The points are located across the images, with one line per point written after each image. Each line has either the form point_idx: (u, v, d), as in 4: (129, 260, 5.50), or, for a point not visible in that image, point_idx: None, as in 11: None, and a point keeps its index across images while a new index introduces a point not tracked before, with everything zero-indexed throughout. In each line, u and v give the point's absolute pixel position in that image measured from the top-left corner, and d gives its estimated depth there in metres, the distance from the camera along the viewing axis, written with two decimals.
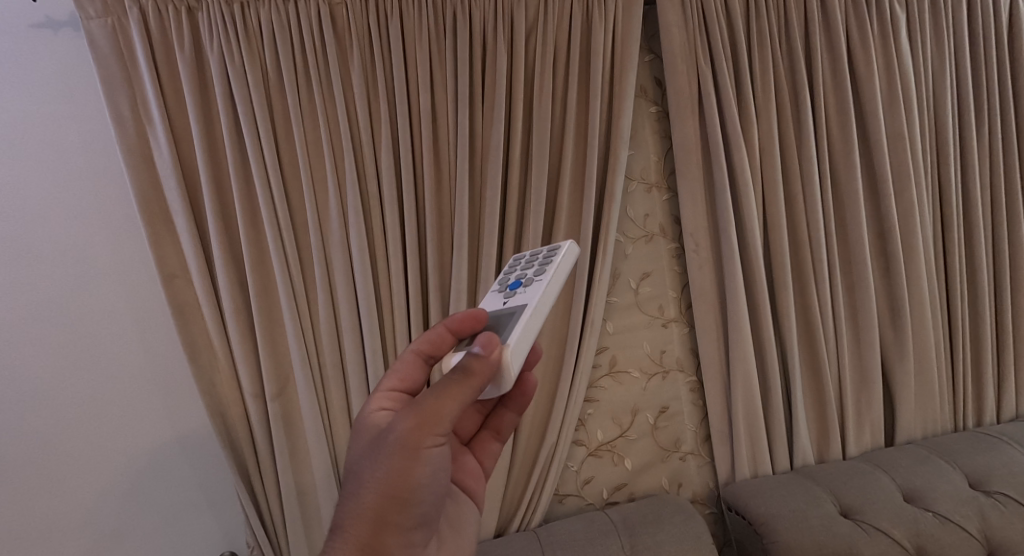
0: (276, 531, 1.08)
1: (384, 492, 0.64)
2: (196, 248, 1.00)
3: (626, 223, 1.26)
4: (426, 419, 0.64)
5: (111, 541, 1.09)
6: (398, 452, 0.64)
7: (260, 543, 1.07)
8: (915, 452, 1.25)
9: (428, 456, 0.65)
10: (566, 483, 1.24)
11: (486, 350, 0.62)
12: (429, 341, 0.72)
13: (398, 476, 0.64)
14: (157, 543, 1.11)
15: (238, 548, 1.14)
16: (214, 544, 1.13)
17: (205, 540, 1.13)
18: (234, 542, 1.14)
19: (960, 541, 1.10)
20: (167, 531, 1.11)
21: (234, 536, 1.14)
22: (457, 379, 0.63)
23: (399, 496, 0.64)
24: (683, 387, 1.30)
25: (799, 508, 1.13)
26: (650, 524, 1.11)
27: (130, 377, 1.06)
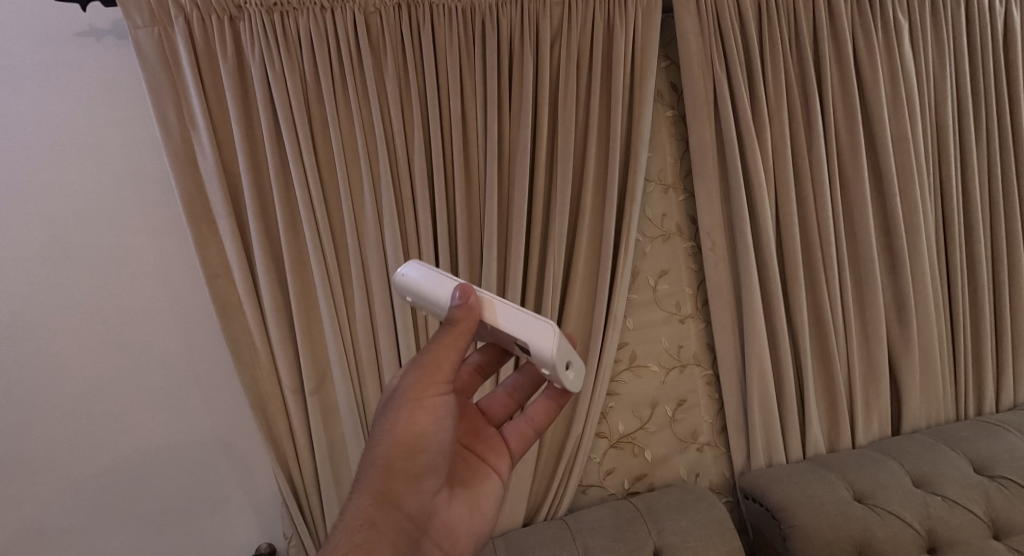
0: (315, 524, 1.12)
1: (393, 447, 0.71)
2: (239, 249, 1.03)
3: (644, 222, 1.31)
4: (431, 374, 0.73)
5: (154, 535, 1.12)
6: (404, 405, 0.72)
7: (299, 534, 1.11)
8: (922, 441, 1.31)
9: (434, 405, 0.73)
10: (589, 474, 1.29)
11: (464, 298, 0.71)
12: (440, 371, 0.73)
13: (406, 430, 0.71)
14: (197, 536, 1.14)
15: (275, 541, 1.17)
16: (253, 538, 1.17)
17: (244, 534, 1.16)
18: (272, 536, 1.17)
19: (968, 523, 1.16)
20: (207, 526, 1.14)
21: (272, 529, 1.17)
22: (446, 331, 0.72)
23: (407, 451, 0.71)
24: (699, 381, 1.35)
25: (815, 493, 1.19)
26: (675, 512, 1.16)
27: (172, 375, 1.10)
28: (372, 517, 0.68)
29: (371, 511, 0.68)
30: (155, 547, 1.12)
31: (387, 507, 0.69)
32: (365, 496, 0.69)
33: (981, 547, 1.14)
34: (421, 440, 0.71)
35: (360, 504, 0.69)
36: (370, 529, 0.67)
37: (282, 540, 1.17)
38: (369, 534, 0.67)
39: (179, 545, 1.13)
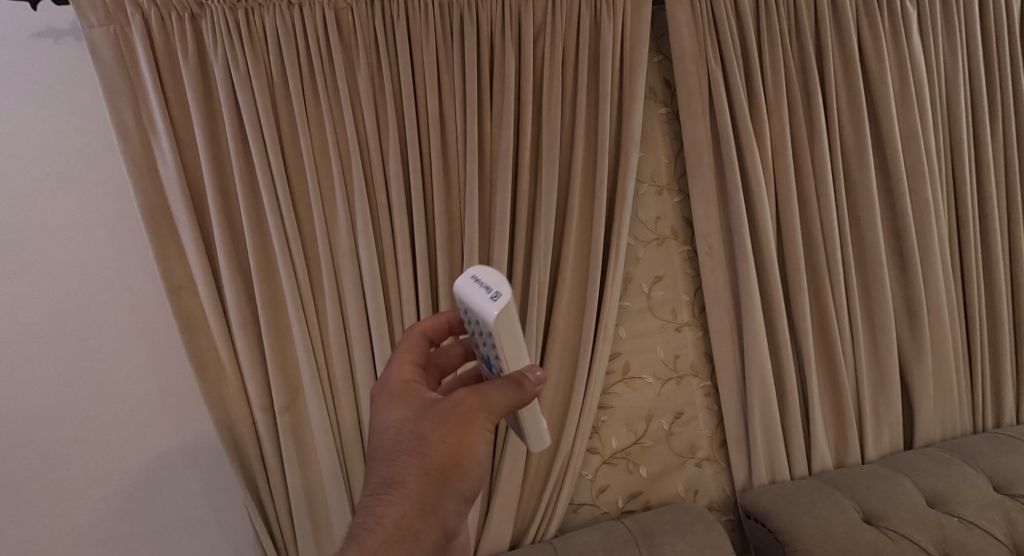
0: (289, 548, 1.06)
1: (440, 457, 0.65)
2: (202, 259, 0.98)
3: (637, 225, 1.24)
4: (487, 402, 0.66)
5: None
6: (451, 421, 0.66)
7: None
8: (937, 456, 1.23)
9: (484, 432, 0.66)
10: (581, 492, 1.22)
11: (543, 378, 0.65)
12: (488, 402, 0.65)
13: (455, 446, 0.65)
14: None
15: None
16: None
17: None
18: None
19: (987, 546, 1.09)
20: (177, 550, 1.09)
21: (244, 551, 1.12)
22: (510, 385, 0.64)
23: (454, 465, 0.65)
24: (698, 392, 1.28)
25: (821, 515, 1.11)
26: (671, 536, 1.09)
27: (137, 392, 1.04)
28: (408, 524, 0.63)
29: (407, 518, 0.63)
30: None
31: (424, 514, 0.64)
32: (405, 498, 0.64)
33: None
34: (466, 460, 0.65)
35: (395, 507, 0.63)
36: (406, 535, 0.62)
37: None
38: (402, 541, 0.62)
39: None
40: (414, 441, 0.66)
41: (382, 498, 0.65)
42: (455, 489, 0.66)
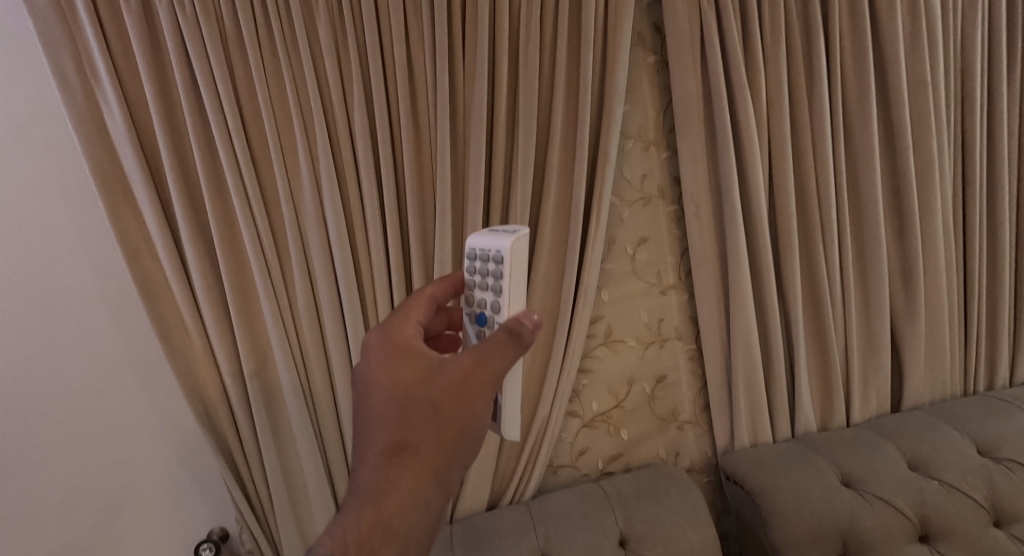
0: (265, 510, 1.06)
1: (442, 423, 0.63)
2: (161, 224, 0.94)
3: (622, 184, 1.18)
4: (484, 362, 0.64)
5: (96, 527, 1.04)
6: (451, 383, 0.63)
7: (248, 520, 1.05)
8: (923, 420, 1.21)
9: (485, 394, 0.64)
10: (561, 455, 1.22)
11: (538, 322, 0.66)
12: (486, 362, 0.64)
13: (456, 410, 0.63)
14: (139, 527, 1.06)
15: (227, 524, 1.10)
16: (201, 526, 1.09)
17: (192, 521, 1.09)
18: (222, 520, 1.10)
19: (965, 510, 1.08)
20: (154, 514, 1.07)
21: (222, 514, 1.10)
22: (502, 338, 0.65)
23: (456, 428, 0.63)
24: (682, 356, 1.26)
25: (799, 479, 1.11)
26: (646, 499, 1.09)
27: (102, 358, 1.00)
28: (412, 488, 0.62)
29: (410, 482, 0.62)
30: (96, 539, 1.05)
31: (428, 478, 0.62)
32: (408, 464, 0.62)
33: (978, 536, 1.07)
34: (468, 424, 0.63)
35: (398, 472, 0.62)
36: (411, 497, 0.61)
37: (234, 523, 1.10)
38: (408, 503, 0.61)
39: (121, 537, 1.06)
40: (425, 412, 0.63)
41: (381, 465, 0.62)
42: (457, 453, 0.64)
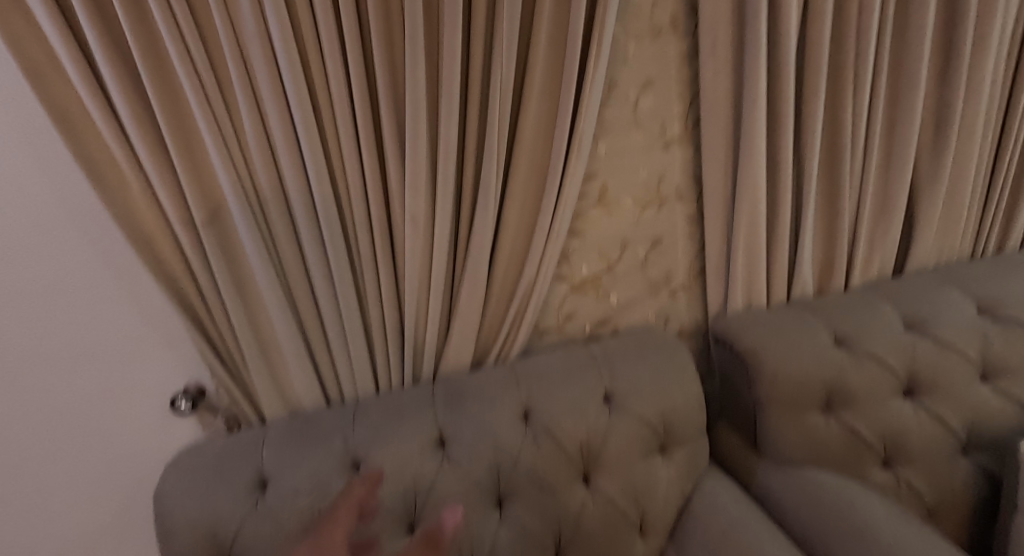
0: (240, 372, 1.02)
1: None
2: (66, 43, 0.74)
3: (626, 13, 1.01)
4: None
5: (60, 388, 0.97)
6: None
7: (225, 382, 1.01)
8: (927, 281, 1.17)
9: None
10: (546, 318, 1.18)
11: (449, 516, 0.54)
12: None
13: None
14: (110, 390, 1.00)
15: (203, 383, 1.04)
16: (176, 387, 1.03)
17: (165, 381, 1.02)
18: (198, 379, 1.04)
19: (954, 365, 1.08)
20: (123, 376, 1.00)
21: (196, 372, 1.04)
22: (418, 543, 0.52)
23: None
24: (681, 218, 1.19)
25: (792, 338, 1.08)
26: (633, 359, 1.06)
27: (32, 207, 0.85)
28: None
29: None
30: (65, 403, 0.98)
31: None
32: None
33: (960, 389, 1.08)
34: None
35: None
36: None
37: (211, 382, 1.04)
38: None
39: (92, 400, 0.99)
40: None
41: None
42: None
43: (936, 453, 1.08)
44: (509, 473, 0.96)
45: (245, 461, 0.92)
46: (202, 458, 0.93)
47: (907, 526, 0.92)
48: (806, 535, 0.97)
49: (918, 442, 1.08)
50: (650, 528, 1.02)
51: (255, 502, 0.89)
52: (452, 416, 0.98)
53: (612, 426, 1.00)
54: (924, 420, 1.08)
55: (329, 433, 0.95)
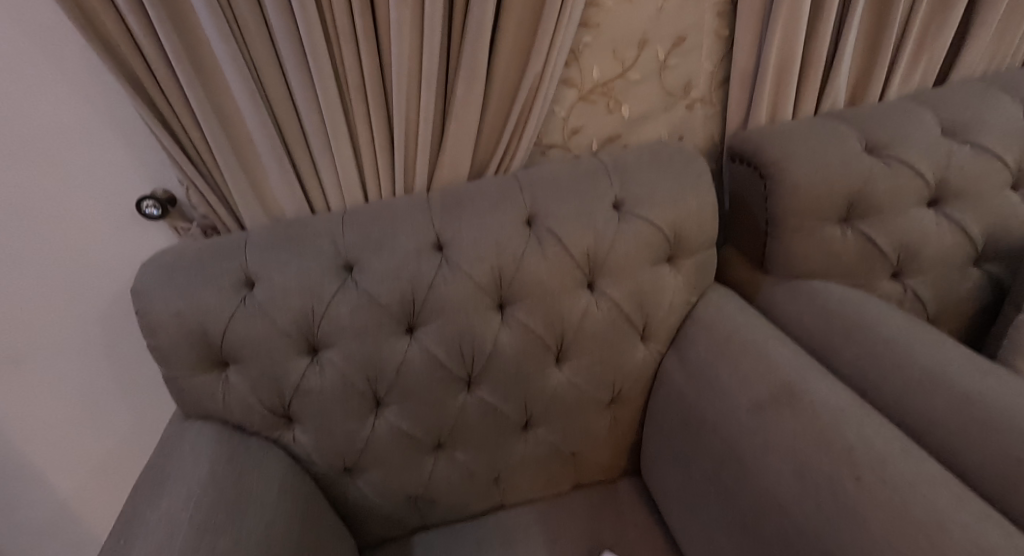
0: (207, 168, 0.94)
1: None
2: None
3: None
4: None
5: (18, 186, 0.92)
6: None
7: (191, 180, 0.93)
8: (975, 87, 1.06)
9: None
10: (550, 131, 1.08)
11: None
12: None
13: None
14: (74, 191, 0.95)
15: (174, 190, 0.98)
16: (144, 189, 0.97)
17: (130, 183, 0.96)
18: (167, 184, 0.97)
19: (992, 172, 1.02)
20: (84, 176, 0.94)
21: (165, 176, 0.97)
22: None
23: None
24: (709, 11, 1.03)
25: (819, 146, 1.00)
26: (647, 167, 0.98)
27: None
28: None
29: None
30: (27, 202, 0.94)
31: None
32: None
33: (991, 197, 1.04)
34: None
35: None
36: None
37: (181, 189, 0.98)
38: None
39: (56, 201, 0.95)
40: None
41: None
42: None
43: (948, 263, 1.06)
44: (512, 277, 0.92)
45: (228, 260, 0.87)
46: (179, 256, 0.87)
47: (912, 328, 0.93)
48: (810, 338, 0.98)
49: (933, 253, 1.05)
50: (652, 335, 1.01)
51: (242, 299, 0.85)
52: (450, 219, 0.92)
53: (621, 235, 0.94)
54: (944, 229, 1.04)
55: (317, 233, 0.89)
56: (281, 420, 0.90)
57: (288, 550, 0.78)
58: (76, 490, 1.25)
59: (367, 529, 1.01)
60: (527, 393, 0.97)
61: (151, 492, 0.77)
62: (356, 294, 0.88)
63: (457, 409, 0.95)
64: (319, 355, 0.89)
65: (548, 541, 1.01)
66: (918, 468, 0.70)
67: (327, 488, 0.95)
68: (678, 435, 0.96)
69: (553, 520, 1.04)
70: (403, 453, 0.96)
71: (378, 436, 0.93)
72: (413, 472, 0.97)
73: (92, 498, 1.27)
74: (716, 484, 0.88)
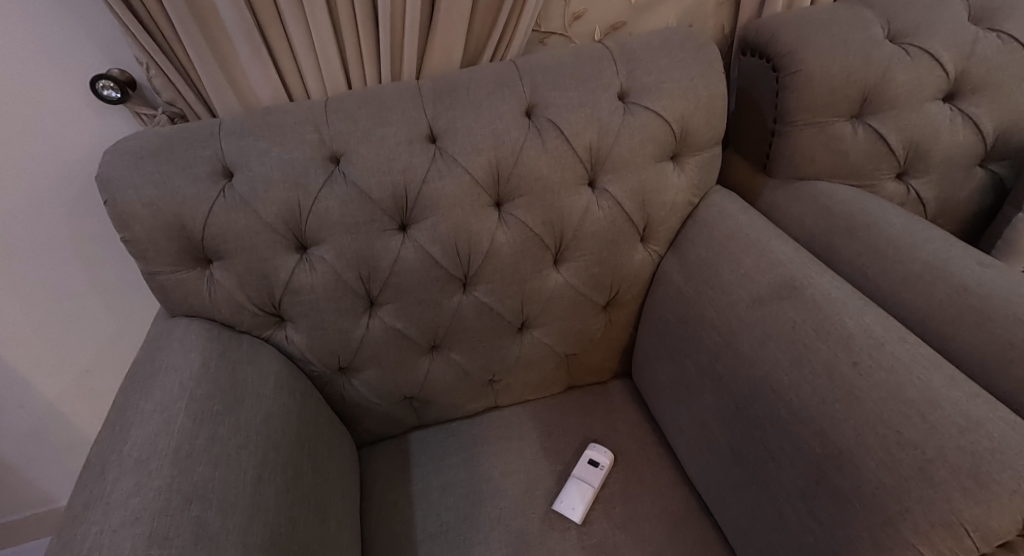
0: (170, 46, 0.85)
1: None
2: None
3: None
4: None
5: None
6: None
7: (151, 57, 0.84)
8: None
9: None
10: (551, 15, 0.99)
11: None
12: None
13: None
14: (18, 71, 0.87)
15: (131, 71, 0.91)
16: (98, 71, 0.90)
17: (83, 62, 0.89)
18: (124, 65, 0.91)
19: (1016, 64, 0.98)
20: (30, 53, 0.86)
21: (120, 56, 0.90)
22: None
23: None
24: None
25: (839, 33, 0.95)
26: (656, 53, 0.90)
27: None
28: None
29: None
30: None
31: None
32: None
33: (1012, 92, 1.00)
34: None
35: None
36: None
37: (140, 71, 0.91)
38: None
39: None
40: None
41: None
42: None
43: (957, 163, 1.03)
44: (510, 171, 0.87)
45: (203, 147, 0.81)
46: (147, 143, 0.81)
47: (917, 226, 0.91)
48: (812, 238, 0.96)
49: (944, 150, 1.02)
50: (652, 236, 0.98)
51: (221, 190, 0.80)
52: (444, 108, 0.85)
53: (626, 126, 0.89)
54: (957, 125, 1.00)
55: (299, 121, 0.83)
56: (271, 319, 0.88)
57: (290, 441, 0.77)
58: (60, 395, 1.22)
59: (364, 427, 1.01)
60: (524, 294, 0.94)
61: (141, 386, 0.74)
62: (345, 186, 0.82)
63: (453, 309, 0.93)
64: (308, 252, 0.85)
65: (542, 436, 1.02)
66: (914, 351, 0.72)
67: (323, 387, 0.95)
68: (674, 334, 0.95)
69: (547, 418, 1.05)
70: (399, 352, 0.94)
71: (372, 336, 0.91)
72: (408, 372, 0.97)
73: (81, 403, 1.25)
74: (710, 376, 0.87)
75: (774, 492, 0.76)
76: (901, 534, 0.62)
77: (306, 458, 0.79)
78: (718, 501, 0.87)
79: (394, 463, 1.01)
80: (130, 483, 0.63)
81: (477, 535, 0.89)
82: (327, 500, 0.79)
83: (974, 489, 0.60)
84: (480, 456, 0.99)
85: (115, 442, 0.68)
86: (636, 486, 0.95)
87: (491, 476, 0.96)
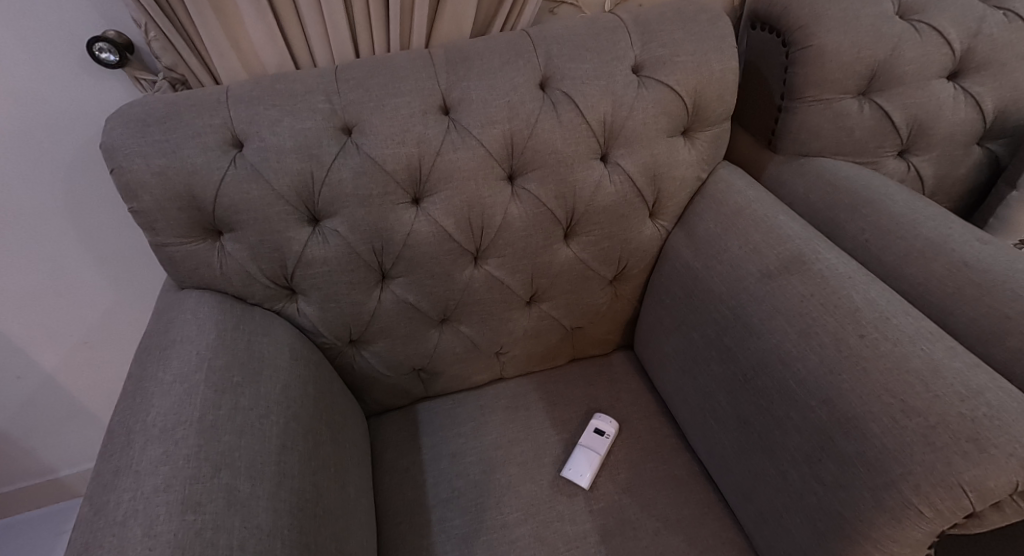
0: (171, 7, 0.82)
1: None
2: None
3: None
4: None
5: None
6: None
7: (151, 18, 0.81)
8: None
9: None
10: None
11: None
12: None
13: None
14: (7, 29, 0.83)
15: (129, 33, 0.88)
16: (94, 31, 0.86)
17: (78, 22, 0.85)
18: (120, 26, 0.87)
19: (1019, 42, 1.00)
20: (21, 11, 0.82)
21: (117, 16, 0.87)
22: None
23: None
24: None
25: (850, 8, 0.95)
26: (670, 26, 0.89)
27: None
28: None
29: None
30: None
31: None
32: None
33: (1015, 70, 1.01)
34: None
35: None
36: None
37: (137, 32, 0.88)
38: None
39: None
40: None
41: None
42: None
43: (957, 140, 1.05)
44: (523, 144, 0.86)
45: (212, 115, 0.79)
46: (154, 110, 0.78)
47: (920, 203, 0.92)
48: (816, 213, 0.97)
49: (946, 128, 1.03)
50: (660, 211, 0.98)
51: (232, 160, 0.79)
52: (457, 79, 0.84)
53: (640, 100, 0.88)
54: (959, 103, 1.02)
55: (309, 91, 0.81)
56: (283, 292, 0.88)
57: (307, 410, 0.77)
58: (60, 364, 1.21)
59: (373, 397, 1.02)
60: (534, 266, 0.95)
61: (158, 357, 0.74)
62: (358, 158, 0.81)
63: (464, 281, 0.93)
64: (320, 225, 0.84)
65: (548, 406, 1.04)
66: (917, 325, 0.74)
67: (334, 358, 0.95)
68: (680, 307, 0.97)
69: (552, 388, 1.07)
70: (410, 323, 0.95)
71: (384, 308, 0.91)
72: (418, 344, 0.97)
73: (81, 373, 1.24)
74: (717, 348, 0.89)
75: (778, 456, 0.79)
76: (903, 495, 0.65)
77: (325, 427, 0.79)
78: (719, 466, 0.91)
79: (403, 432, 1.02)
80: (156, 452, 0.63)
81: (487, 500, 0.91)
82: (344, 468, 0.80)
83: (973, 453, 0.63)
84: (488, 425, 1.01)
85: (138, 411, 0.68)
86: (639, 453, 0.98)
87: (500, 444, 0.98)
